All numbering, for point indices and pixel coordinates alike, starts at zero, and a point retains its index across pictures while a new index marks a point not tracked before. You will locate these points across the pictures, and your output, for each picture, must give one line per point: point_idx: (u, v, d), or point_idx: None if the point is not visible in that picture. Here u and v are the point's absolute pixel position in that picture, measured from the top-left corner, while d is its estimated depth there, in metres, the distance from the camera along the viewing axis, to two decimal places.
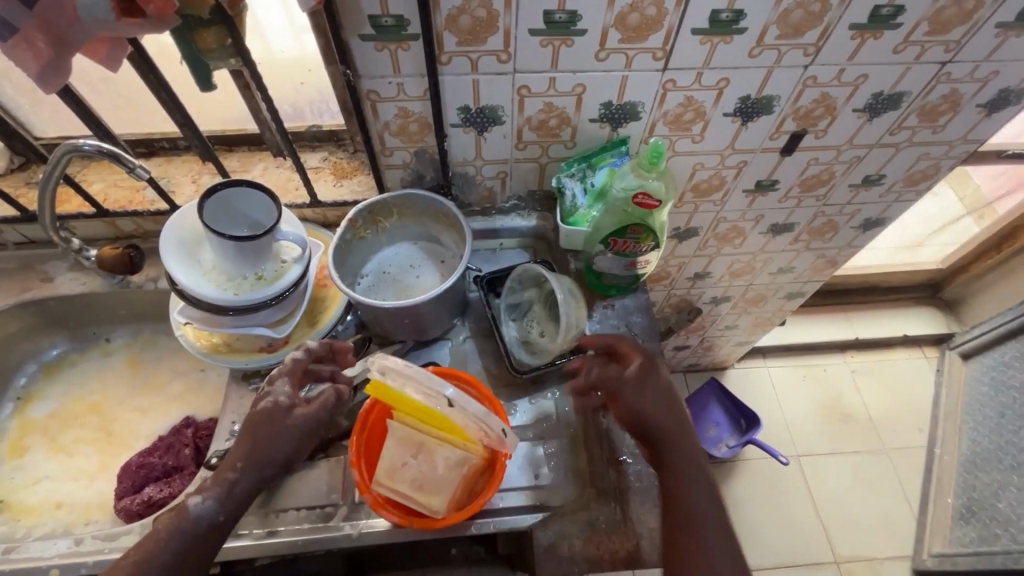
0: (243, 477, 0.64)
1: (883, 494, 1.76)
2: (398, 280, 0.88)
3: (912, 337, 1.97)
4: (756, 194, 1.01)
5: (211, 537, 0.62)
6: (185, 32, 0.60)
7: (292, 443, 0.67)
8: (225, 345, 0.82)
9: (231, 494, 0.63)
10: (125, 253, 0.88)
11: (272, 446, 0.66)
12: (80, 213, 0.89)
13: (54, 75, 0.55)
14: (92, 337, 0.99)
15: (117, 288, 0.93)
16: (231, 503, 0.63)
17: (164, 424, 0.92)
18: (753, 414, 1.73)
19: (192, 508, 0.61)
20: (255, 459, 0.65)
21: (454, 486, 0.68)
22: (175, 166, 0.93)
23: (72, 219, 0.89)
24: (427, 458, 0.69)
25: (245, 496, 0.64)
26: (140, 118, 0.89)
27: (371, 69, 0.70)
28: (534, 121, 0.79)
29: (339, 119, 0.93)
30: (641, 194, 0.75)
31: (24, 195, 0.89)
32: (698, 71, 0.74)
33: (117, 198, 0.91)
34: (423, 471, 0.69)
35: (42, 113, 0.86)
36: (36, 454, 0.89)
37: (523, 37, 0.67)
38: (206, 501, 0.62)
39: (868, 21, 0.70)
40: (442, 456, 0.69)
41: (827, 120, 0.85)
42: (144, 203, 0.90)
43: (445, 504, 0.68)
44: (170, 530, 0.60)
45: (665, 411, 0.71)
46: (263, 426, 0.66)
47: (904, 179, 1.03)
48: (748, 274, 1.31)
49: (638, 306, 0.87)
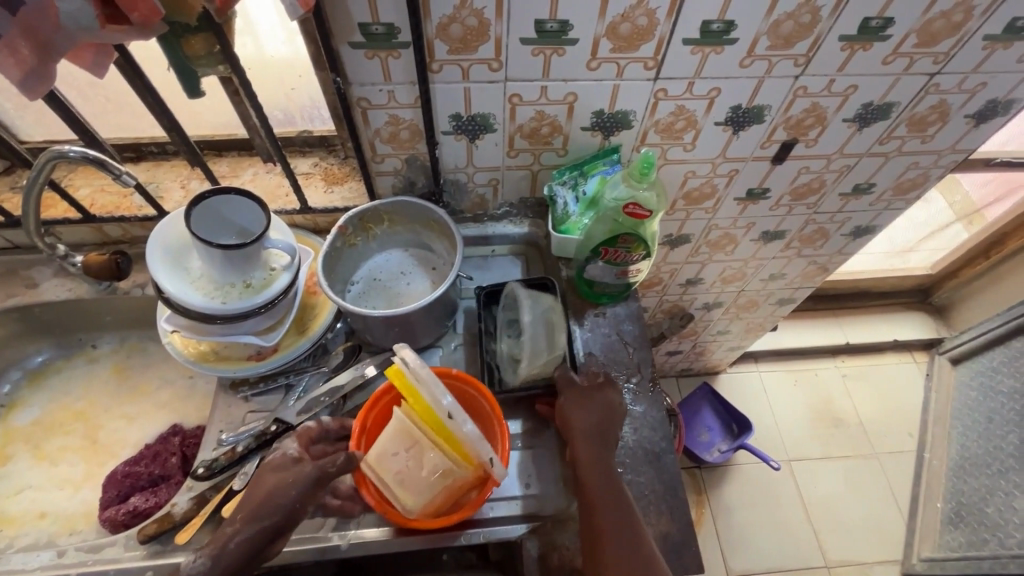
0: (242, 530, 0.60)
1: (873, 498, 1.77)
2: (389, 288, 0.88)
3: (901, 342, 1.99)
4: (748, 201, 1.02)
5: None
6: (171, 38, 0.59)
7: (299, 492, 0.63)
8: (213, 353, 0.81)
9: (227, 554, 0.59)
10: (111, 259, 0.87)
11: (275, 494, 0.62)
12: (65, 218, 0.87)
13: (37, 82, 0.54)
14: (78, 344, 0.98)
15: (104, 294, 0.92)
16: (223, 563, 0.59)
17: (151, 431, 0.91)
18: (745, 419, 1.74)
19: (184, 568, 0.58)
20: (257, 513, 0.61)
21: (436, 491, 0.68)
22: (163, 171, 0.92)
23: (57, 225, 0.88)
24: (418, 457, 0.69)
25: (236, 553, 0.59)
26: (128, 122, 0.88)
27: (362, 77, 0.69)
28: (525, 128, 0.79)
29: (329, 124, 0.93)
30: (632, 203, 0.75)
31: (8, 200, 0.88)
32: (689, 81, 0.74)
33: (104, 203, 0.90)
34: (409, 469, 0.69)
35: (28, 117, 0.85)
36: (19, 462, 0.87)
37: (514, 46, 0.67)
38: (197, 560, 0.58)
39: (857, 33, 0.70)
40: (430, 461, 0.68)
41: (818, 129, 0.86)
42: (132, 208, 0.89)
43: (421, 506, 0.68)
44: None
45: (599, 422, 0.72)
46: (271, 474, 0.64)
47: (893, 188, 1.03)
48: (740, 281, 1.32)
49: (629, 314, 0.87)
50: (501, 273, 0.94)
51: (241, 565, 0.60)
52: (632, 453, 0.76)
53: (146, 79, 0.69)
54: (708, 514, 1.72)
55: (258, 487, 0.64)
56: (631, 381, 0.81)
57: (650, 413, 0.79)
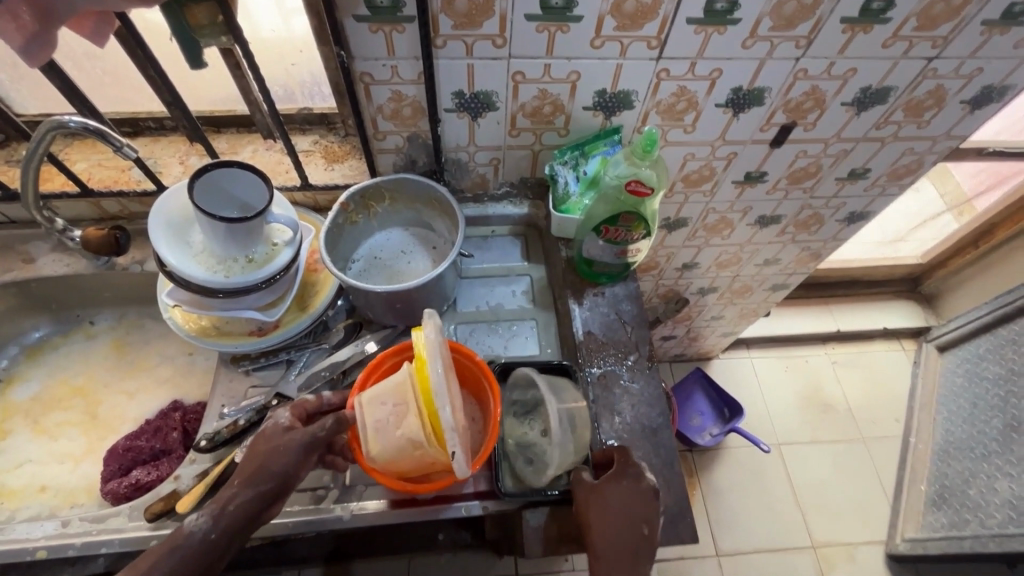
0: (240, 492, 0.61)
1: (859, 481, 1.82)
2: (389, 266, 0.88)
3: (890, 329, 2.02)
4: (745, 185, 1.02)
5: (201, 556, 0.58)
6: (174, 7, 0.59)
7: (294, 457, 0.63)
8: (213, 327, 0.81)
9: (226, 516, 0.60)
10: (110, 233, 0.86)
11: (272, 460, 0.63)
12: (62, 192, 0.87)
13: (40, 47, 0.53)
14: (76, 320, 0.97)
15: (102, 270, 0.91)
16: (224, 522, 0.59)
17: (152, 407, 0.92)
18: (737, 403, 1.77)
19: (187, 528, 0.59)
20: (255, 475, 0.62)
21: (399, 456, 0.65)
22: (161, 146, 0.92)
23: (55, 199, 0.87)
24: (400, 417, 0.64)
25: (237, 515, 0.60)
26: (125, 96, 0.87)
27: (366, 51, 0.69)
28: (527, 107, 0.79)
29: (330, 102, 0.92)
30: (634, 181, 0.76)
31: (3, 173, 0.87)
32: (692, 61, 0.75)
33: (102, 177, 0.89)
34: (387, 425, 0.65)
35: (22, 89, 0.84)
36: (20, 437, 0.88)
37: (519, 22, 0.67)
38: (200, 518, 0.59)
39: (859, 15, 0.71)
40: (408, 427, 0.63)
41: (816, 113, 0.87)
42: (130, 183, 0.89)
43: (382, 461, 0.66)
44: (162, 553, 0.57)
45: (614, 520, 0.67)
46: (264, 442, 0.65)
47: (888, 174, 1.05)
48: (734, 266, 1.34)
49: (628, 294, 0.88)
50: (501, 253, 0.95)
51: (241, 526, 0.61)
52: (630, 428, 0.78)
53: (147, 50, 0.69)
54: (699, 496, 1.75)
55: (252, 453, 0.64)
56: (629, 359, 0.83)
57: (647, 389, 0.80)
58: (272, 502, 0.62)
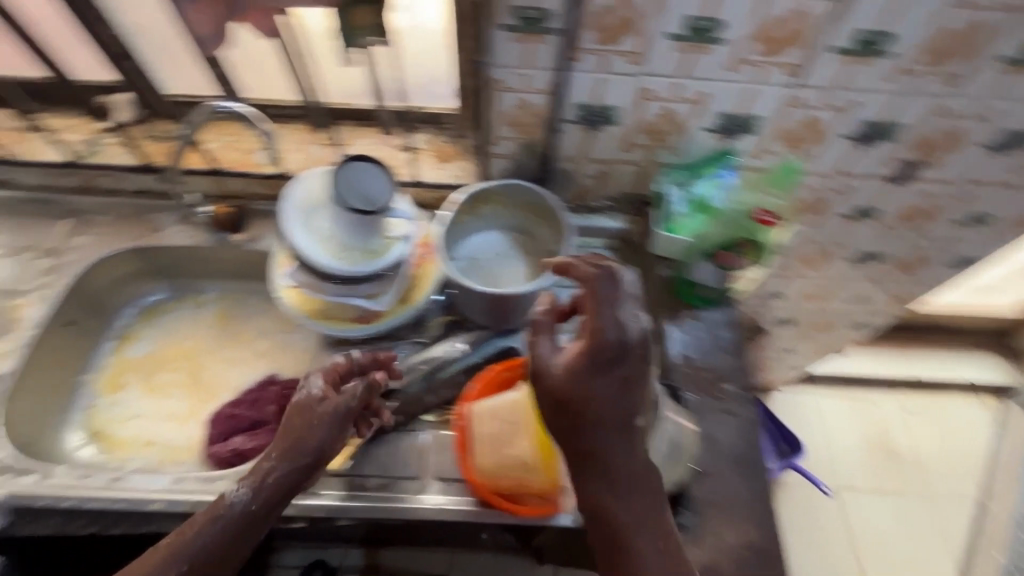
0: (277, 467, 0.65)
1: (924, 540, 1.71)
2: (489, 268, 0.87)
3: (972, 382, 1.90)
4: (854, 220, 0.99)
5: (242, 527, 0.63)
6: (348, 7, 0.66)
7: (328, 433, 0.67)
8: (320, 310, 0.84)
9: (267, 489, 0.64)
10: (236, 210, 0.94)
11: (307, 435, 0.66)
12: (196, 167, 0.94)
13: None
14: (186, 288, 1.04)
15: (217, 245, 0.96)
16: (265, 493, 0.64)
17: (249, 378, 0.96)
18: (798, 441, 1.70)
19: (230, 500, 0.63)
20: (292, 450, 0.66)
21: (502, 471, 0.69)
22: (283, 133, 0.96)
23: (189, 173, 0.94)
24: (511, 436, 0.68)
25: (279, 488, 0.65)
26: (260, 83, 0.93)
27: (504, 59, 0.71)
28: (649, 122, 0.79)
29: (447, 102, 0.93)
30: (762, 210, 0.81)
31: (145, 147, 0.94)
32: (829, 89, 0.74)
33: (230, 157, 0.95)
34: (499, 441, 0.69)
35: (171, 71, 0.90)
36: (132, 392, 0.94)
37: (661, 39, 0.68)
38: (240, 490, 0.64)
39: (1015, 54, 0.70)
40: (520, 447, 0.67)
41: (949, 152, 0.83)
42: (254, 164, 0.95)
43: (484, 473, 0.70)
44: (205, 522, 0.62)
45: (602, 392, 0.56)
46: (298, 416, 0.68)
47: (1012, 221, 0.99)
48: (821, 300, 1.29)
49: (727, 321, 0.86)
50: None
51: (280, 498, 0.65)
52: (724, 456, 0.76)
53: None
54: None
55: (288, 431, 0.67)
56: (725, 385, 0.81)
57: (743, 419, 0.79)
58: (309, 471, 0.67)
